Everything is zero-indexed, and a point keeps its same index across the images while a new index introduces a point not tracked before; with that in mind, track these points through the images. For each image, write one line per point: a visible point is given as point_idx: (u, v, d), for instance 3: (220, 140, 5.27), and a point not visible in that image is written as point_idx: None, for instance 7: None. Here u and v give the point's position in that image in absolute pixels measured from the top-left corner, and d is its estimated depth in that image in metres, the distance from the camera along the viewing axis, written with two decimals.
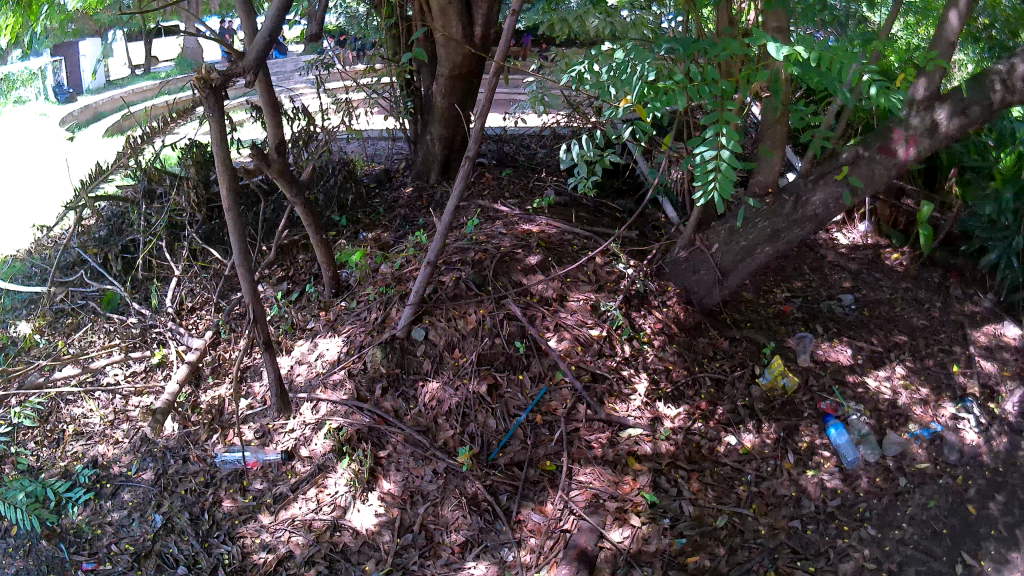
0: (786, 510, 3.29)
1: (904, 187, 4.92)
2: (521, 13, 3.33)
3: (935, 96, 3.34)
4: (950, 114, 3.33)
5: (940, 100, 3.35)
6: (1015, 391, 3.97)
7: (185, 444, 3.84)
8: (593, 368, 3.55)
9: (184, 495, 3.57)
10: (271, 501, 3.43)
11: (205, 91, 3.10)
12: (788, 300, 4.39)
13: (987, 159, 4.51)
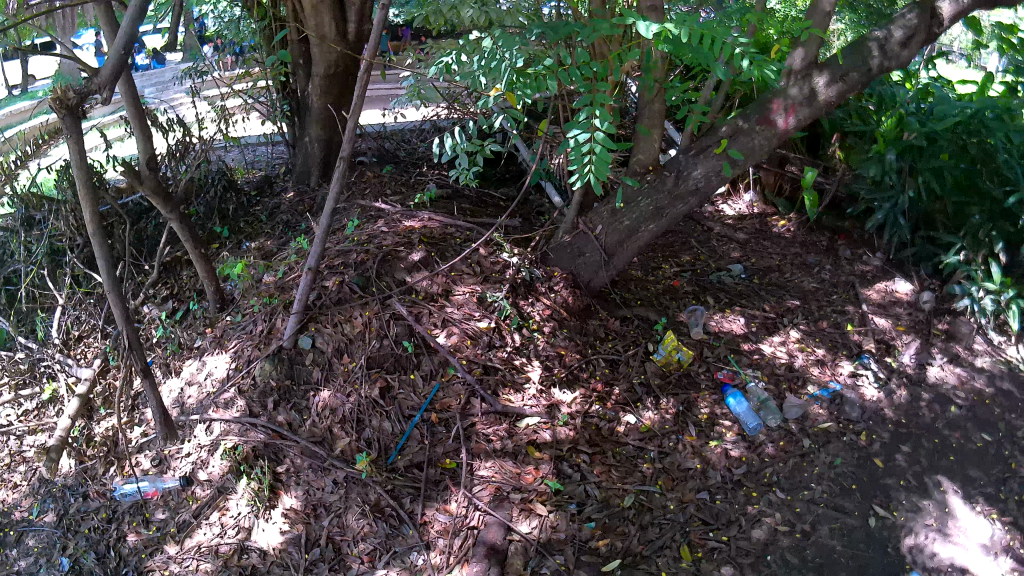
0: (693, 482, 3.28)
1: (787, 154, 4.97)
2: (390, 5, 3.21)
3: (812, 66, 3.44)
4: (828, 82, 3.39)
5: (818, 69, 3.42)
6: (910, 344, 4.06)
7: (84, 480, 3.65)
8: (483, 359, 3.49)
9: (88, 533, 3.40)
10: (175, 530, 3.28)
11: (63, 111, 2.88)
12: (677, 275, 4.40)
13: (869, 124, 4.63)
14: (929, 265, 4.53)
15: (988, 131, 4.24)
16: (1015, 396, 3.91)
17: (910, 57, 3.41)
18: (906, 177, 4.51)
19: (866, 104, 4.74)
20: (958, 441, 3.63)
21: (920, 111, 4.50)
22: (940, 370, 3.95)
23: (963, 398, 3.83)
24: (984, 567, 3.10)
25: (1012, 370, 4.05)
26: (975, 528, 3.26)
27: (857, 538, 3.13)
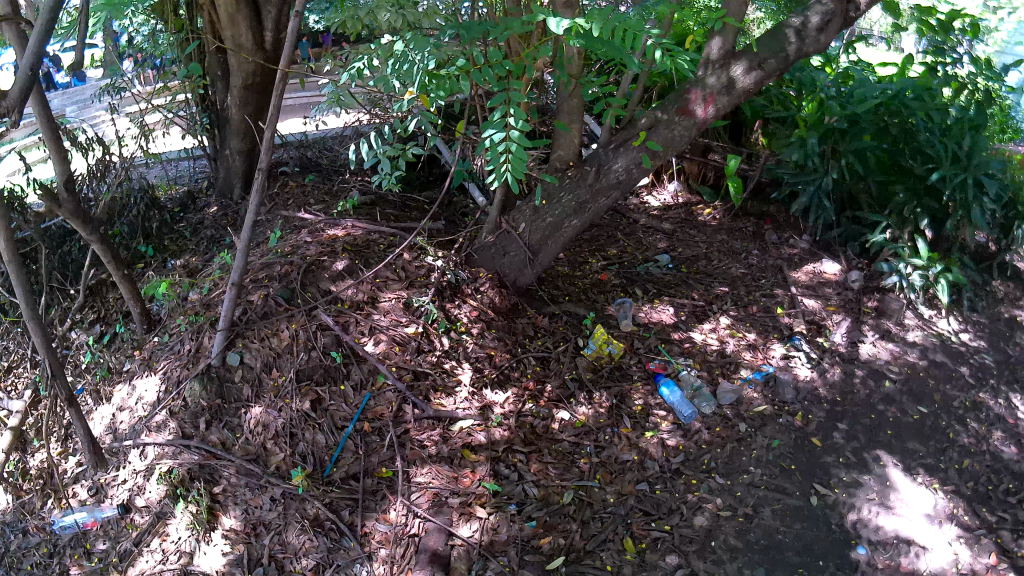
0: (631, 474, 3.29)
1: (710, 143, 5.03)
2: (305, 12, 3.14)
3: (730, 55, 3.41)
4: (746, 70, 3.39)
5: (735, 58, 3.41)
6: (840, 323, 4.12)
7: (22, 515, 3.56)
8: (413, 365, 3.47)
9: (30, 570, 3.33)
10: (117, 559, 3.20)
11: None
12: (605, 268, 4.39)
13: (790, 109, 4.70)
14: (856, 244, 4.60)
15: (908, 111, 4.31)
16: (946, 367, 3.99)
17: (828, 41, 3.44)
18: (828, 160, 4.57)
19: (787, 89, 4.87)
20: (895, 415, 3.69)
21: (840, 94, 4.57)
22: (872, 347, 4.03)
23: (896, 371, 3.91)
24: (928, 537, 3.18)
25: (943, 343, 4.13)
26: (917, 497, 3.33)
27: (799, 517, 3.17)
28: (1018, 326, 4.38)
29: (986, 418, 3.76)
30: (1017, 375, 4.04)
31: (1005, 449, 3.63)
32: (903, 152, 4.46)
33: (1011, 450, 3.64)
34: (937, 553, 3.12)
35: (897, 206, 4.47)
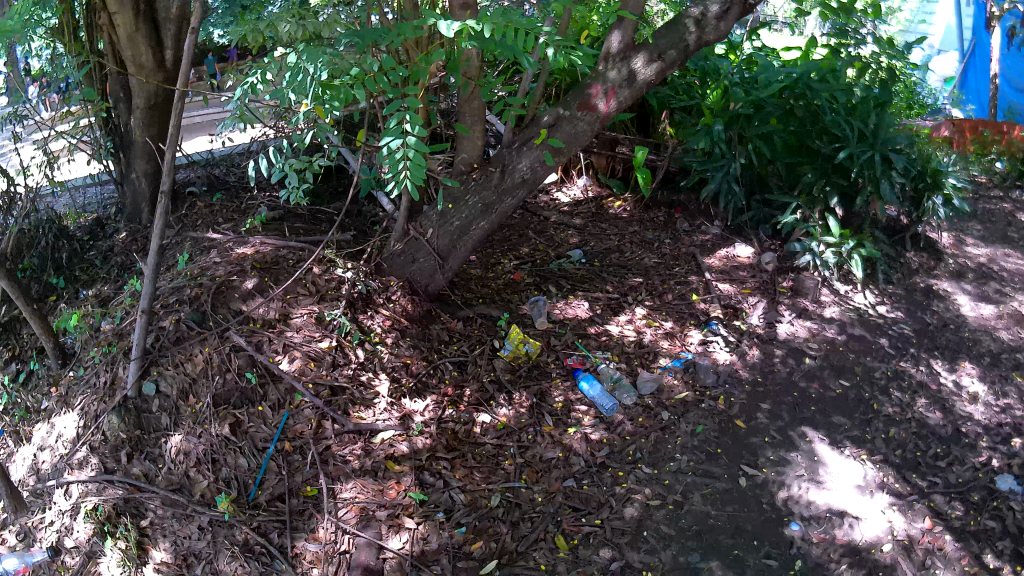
0: (557, 472, 3.27)
1: (617, 136, 5.06)
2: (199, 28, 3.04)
3: (629, 47, 3.43)
4: (646, 62, 3.41)
5: (635, 51, 3.43)
6: (756, 305, 4.18)
7: None
8: (329, 381, 3.40)
9: None
10: None
11: None
12: (517, 267, 4.36)
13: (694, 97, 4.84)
14: (768, 227, 4.68)
15: (812, 93, 4.53)
16: (865, 340, 4.09)
17: (728, 28, 3.50)
18: (735, 146, 4.65)
19: (689, 78, 4.99)
20: (818, 390, 3.75)
21: (744, 81, 4.73)
22: (789, 327, 4.10)
23: (816, 349, 3.98)
24: (861, 507, 3.22)
25: (861, 316, 4.26)
26: (847, 469, 3.37)
27: (729, 499, 3.18)
28: (933, 295, 4.56)
29: (907, 386, 3.85)
30: (934, 343, 4.18)
31: (929, 415, 3.71)
32: (810, 132, 4.65)
33: (934, 415, 3.71)
34: (871, 522, 3.16)
35: (806, 186, 4.60)
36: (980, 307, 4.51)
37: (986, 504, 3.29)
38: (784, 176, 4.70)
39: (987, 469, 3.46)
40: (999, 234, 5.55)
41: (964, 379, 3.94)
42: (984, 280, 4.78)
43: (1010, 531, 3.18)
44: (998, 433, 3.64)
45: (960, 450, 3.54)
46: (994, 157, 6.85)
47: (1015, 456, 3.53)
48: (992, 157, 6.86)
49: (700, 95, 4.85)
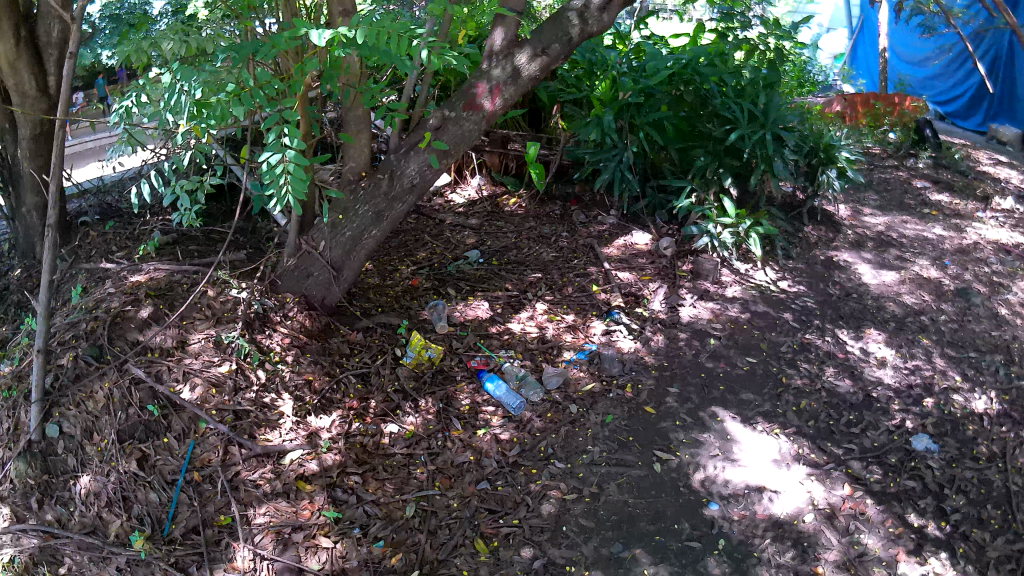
0: (470, 475, 3.25)
1: (509, 134, 5.20)
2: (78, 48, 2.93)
3: (512, 44, 3.35)
4: (529, 58, 3.33)
5: (518, 47, 3.34)
6: (657, 291, 4.27)
7: None
8: (233, 406, 3.28)
9: None
10: None
11: None
12: (414, 273, 4.30)
13: (583, 89, 4.93)
14: (663, 213, 4.81)
15: (701, 78, 4.64)
16: (770, 316, 4.18)
17: (611, 19, 3.32)
18: (626, 136, 4.75)
19: (576, 72, 5.05)
20: (725, 370, 3.78)
21: (632, 70, 4.84)
22: (692, 310, 4.15)
23: (720, 329, 4.03)
24: (779, 481, 3.25)
25: (763, 294, 4.34)
26: (761, 444, 3.41)
27: (647, 486, 3.18)
28: (834, 266, 4.78)
29: (814, 357, 3.93)
30: (838, 313, 4.31)
31: (839, 383, 3.80)
32: (700, 117, 4.76)
33: (845, 383, 3.80)
34: (790, 494, 3.20)
35: (699, 171, 4.74)
36: (879, 274, 4.76)
37: (904, 464, 3.42)
38: (677, 162, 4.84)
39: (901, 431, 3.59)
40: (893, 202, 6.13)
41: (871, 345, 4.08)
42: (885, 246, 5.15)
43: (929, 489, 3.32)
44: (908, 396, 3.78)
45: (873, 415, 3.64)
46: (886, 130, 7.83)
47: (926, 416, 3.68)
48: (885, 128, 7.89)
49: (588, 87, 4.93)
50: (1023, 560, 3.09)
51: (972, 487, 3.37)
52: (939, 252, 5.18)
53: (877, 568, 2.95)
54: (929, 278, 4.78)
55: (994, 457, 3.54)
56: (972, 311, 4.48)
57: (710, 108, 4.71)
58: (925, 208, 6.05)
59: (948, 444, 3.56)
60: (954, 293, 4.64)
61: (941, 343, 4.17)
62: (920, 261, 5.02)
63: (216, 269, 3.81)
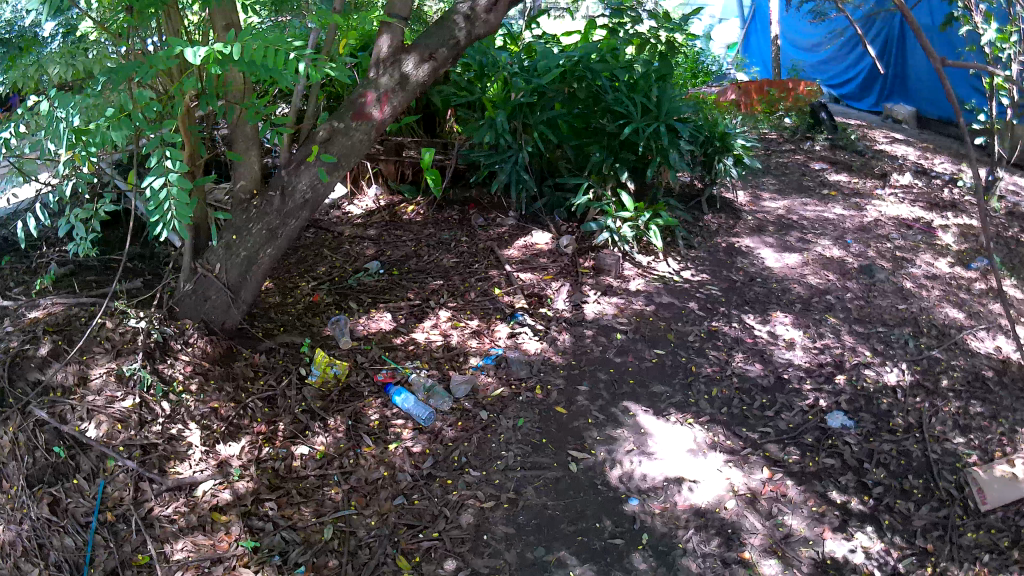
0: (385, 492, 3.09)
1: (403, 140, 5.11)
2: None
3: (399, 50, 3.27)
4: (418, 63, 3.26)
5: (405, 52, 3.26)
6: (560, 290, 4.29)
7: None
8: (139, 439, 3.03)
9: None
10: None
11: None
12: (315, 289, 4.12)
13: (474, 92, 4.85)
14: (563, 211, 4.95)
15: (592, 74, 4.65)
16: (676, 306, 4.27)
17: (499, 20, 3.33)
18: (519, 136, 4.80)
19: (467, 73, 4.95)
20: (634, 364, 3.81)
21: (523, 70, 4.78)
22: (596, 305, 4.21)
23: (625, 323, 4.07)
24: (696, 471, 3.25)
25: (667, 285, 4.47)
26: (675, 435, 3.42)
27: (565, 487, 3.13)
28: (736, 252, 5.01)
29: (722, 345, 4.01)
30: (743, 299, 4.45)
31: (748, 368, 3.86)
32: (594, 112, 4.85)
33: (756, 368, 3.87)
34: (709, 483, 3.20)
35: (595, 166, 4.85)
36: (783, 257, 5.01)
37: (821, 443, 3.47)
38: (573, 159, 4.95)
39: (816, 410, 3.66)
40: (792, 185, 6.62)
41: (779, 328, 4.20)
42: (784, 230, 5.45)
43: (848, 465, 3.38)
44: (820, 374, 3.88)
45: (786, 398, 3.71)
46: (782, 114, 8.87)
47: (840, 393, 3.76)
48: (781, 113, 8.90)
49: (480, 89, 4.86)
50: (948, 525, 3.18)
51: (891, 459, 3.45)
52: (840, 232, 5.45)
53: (804, 547, 2.97)
54: (832, 257, 5.01)
55: (910, 428, 3.62)
56: (877, 287, 4.69)
57: (603, 104, 4.78)
58: (822, 190, 6.50)
59: (863, 419, 3.63)
60: (859, 270, 4.85)
61: (848, 320, 4.33)
62: (823, 242, 5.28)
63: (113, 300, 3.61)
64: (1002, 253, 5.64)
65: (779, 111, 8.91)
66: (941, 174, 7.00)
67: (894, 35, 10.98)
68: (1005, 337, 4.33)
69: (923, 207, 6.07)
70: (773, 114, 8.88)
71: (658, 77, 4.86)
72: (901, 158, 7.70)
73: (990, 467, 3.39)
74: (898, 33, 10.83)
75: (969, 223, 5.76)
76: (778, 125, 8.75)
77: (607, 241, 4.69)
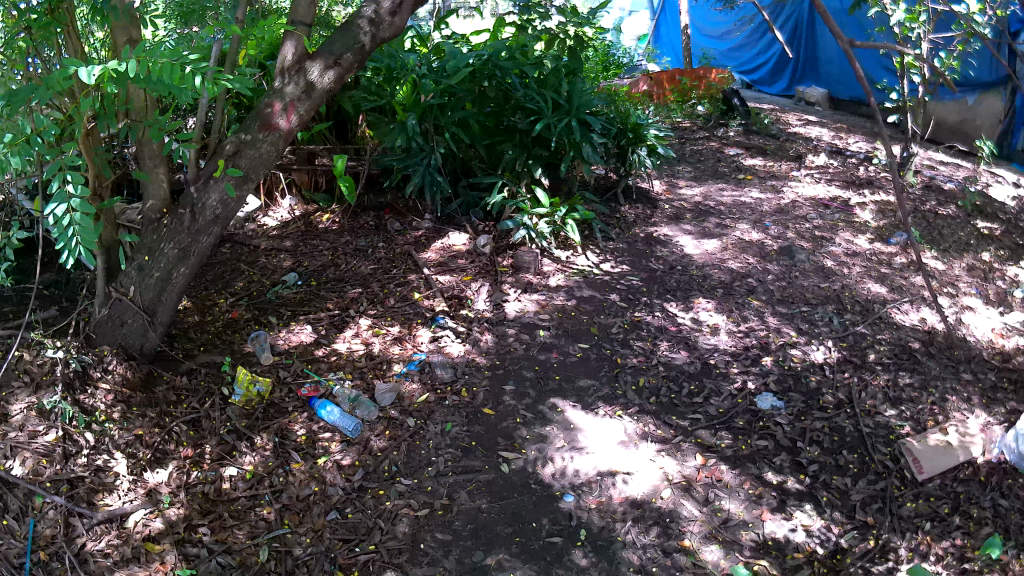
0: (317, 508, 2.98)
1: (314, 149, 5.10)
2: None
3: (304, 56, 3.20)
4: (323, 69, 3.18)
5: (310, 59, 3.19)
6: (479, 290, 4.32)
7: None
8: (66, 473, 2.85)
9: None
10: None
11: None
12: (234, 305, 4.00)
13: (384, 96, 4.81)
14: (478, 211, 4.97)
15: (502, 72, 4.70)
16: (597, 299, 4.36)
17: (405, 23, 3.25)
18: (431, 137, 4.79)
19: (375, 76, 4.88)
20: (559, 359, 3.85)
21: (432, 71, 4.75)
22: (517, 303, 4.26)
23: (547, 319, 4.14)
24: (629, 462, 3.25)
25: (586, 278, 4.58)
26: (605, 428, 3.43)
27: (499, 489, 3.09)
28: (655, 242, 5.14)
29: (646, 334, 4.10)
30: (664, 288, 4.56)
31: (674, 356, 3.94)
32: (505, 110, 4.89)
33: (681, 355, 3.94)
34: (643, 473, 3.20)
35: (508, 164, 4.96)
36: (701, 243, 5.19)
37: (753, 426, 3.50)
38: (486, 158, 5.03)
39: (744, 393, 3.70)
40: (708, 172, 6.85)
41: (702, 315, 4.30)
42: (703, 217, 5.66)
43: (782, 445, 3.41)
44: (746, 357, 3.95)
45: (714, 382, 3.76)
46: (695, 104, 9.14)
47: (767, 374, 3.83)
48: (693, 103, 9.17)
49: (390, 93, 4.80)
50: (886, 497, 3.21)
51: (824, 437, 3.48)
52: (758, 216, 5.74)
53: (744, 531, 2.97)
54: (751, 241, 5.23)
55: (841, 404, 3.68)
56: (798, 267, 4.90)
57: (514, 101, 4.81)
58: (738, 176, 6.76)
59: (793, 399, 3.69)
60: (778, 252, 5.07)
61: (771, 302, 4.46)
62: (742, 226, 5.52)
63: (28, 330, 3.46)
64: (920, 226, 5.81)
65: (692, 99, 9.23)
66: (855, 153, 7.52)
67: (804, 20, 11.90)
68: (928, 308, 4.54)
69: (839, 185, 6.52)
70: (685, 104, 9.13)
71: (567, 72, 5.05)
72: (814, 139, 8.24)
73: (924, 437, 3.45)
74: (808, 18, 11.81)
75: (886, 199, 6.20)
76: (689, 114, 8.91)
77: (522, 238, 4.79)
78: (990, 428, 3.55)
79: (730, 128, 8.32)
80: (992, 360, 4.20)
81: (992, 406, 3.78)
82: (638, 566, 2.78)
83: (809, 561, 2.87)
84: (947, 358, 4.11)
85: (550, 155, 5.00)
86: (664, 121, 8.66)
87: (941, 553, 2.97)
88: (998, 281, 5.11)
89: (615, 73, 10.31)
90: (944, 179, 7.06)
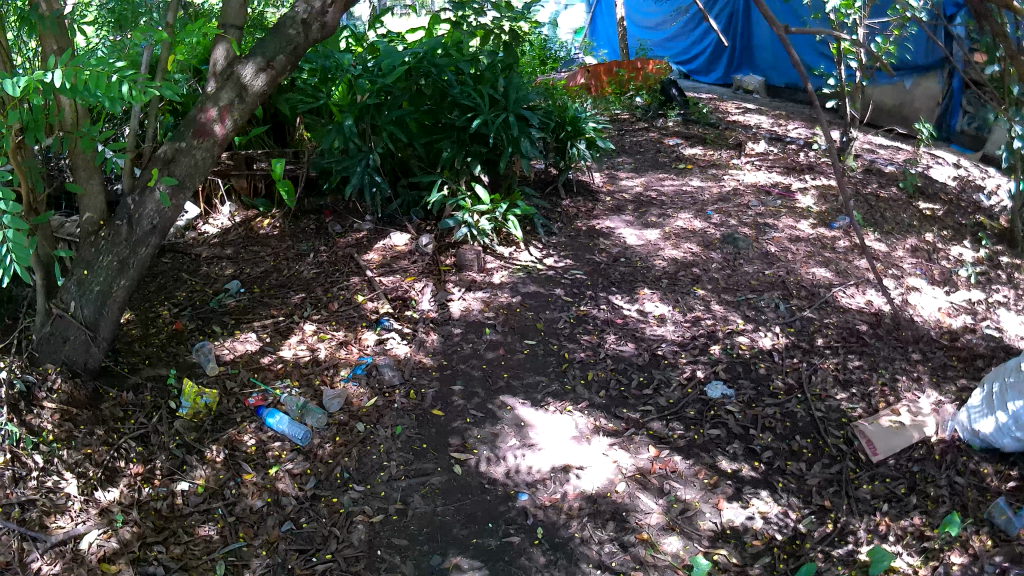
0: (271, 519, 2.91)
1: (252, 153, 5.01)
2: None
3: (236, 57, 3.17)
4: (256, 70, 3.16)
5: (244, 59, 3.16)
6: (423, 290, 4.30)
7: None
8: (14, 498, 2.72)
9: None
10: None
11: None
12: (177, 316, 3.93)
13: (319, 98, 4.77)
14: (418, 209, 5.03)
15: (437, 70, 4.68)
16: (541, 295, 4.36)
17: (336, 22, 3.21)
18: (368, 139, 4.79)
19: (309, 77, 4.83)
20: (506, 357, 3.84)
21: (367, 70, 4.72)
22: (462, 302, 4.24)
23: (492, 317, 4.12)
24: (582, 457, 3.25)
25: (529, 274, 4.58)
26: (556, 424, 3.42)
27: (452, 490, 3.07)
28: (597, 234, 5.15)
29: (592, 328, 4.10)
30: (609, 281, 4.56)
31: (622, 349, 3.94)
32: (441, 108, 4.86)
33: (629, 347, 3.95)
34: (596, 467, 3.20)
35: (446, 162, 4.97)
36: (643, 234, 5.20)
37: (704, 415, 3.51)
38: (424, 158, 5.03)
39: (694, 382, 3.72)
40: (648, 162, 6.89)
41: (647, 306, 4.31)
42: (644, 207, 5.69)
43: (734, 433, 3.42)
44: (693, 347, 3.97)
45: (663, 372, 3.78)
46: (632, 95, 9.12)
47: (716, 362, 3.84)
48: (631, 94, 9.13)
49: (325, 94, 4.77)
50: (842, 481, 3.23)
51: (777, 423, 3.50)
52: (700, 205, 5.77)
53: (702, 520, 2.98)
54: (692, 229, 5.27)
55: (791, 389, 3.71)
56: (742, 254, 4.94)
57: (450, 100, 4.81)
58: (678, 165, 6.79)
59: (743, 386, 3.70)
60: (721, 240, 5.10)
61: (716, 290, 4.49)
62: (683, 216, 5.55)
63: None
64: (862, 208, 5.88)
65: (629, 91, 9.20)
66: (793, 140, 7.59)
67: (739, 10, 12.09)
68: (873, 290, 4.62)
69: (779, 172, 6.61)
70: (623, 96, 9.12)
71: (503, 67, 4.99)
72: (753, 126, 8.33)
73: (877, 419, 3.49)
74: (744, 7, 11.98)
75: (826, 183, 6.30)
76: (627, 105, 8.89)
77: (464, 235, 4.79)
78: (942, 407, 3.62)
79: (669, 119, 8.34)
80: (940, 339, 4.25)
81: (941, 384, 3.84)
82: (598, 561, 2.77)
83: (769, 547, 2.89)
84: (894, 339, 4.17)
85: (487, 152, 5.02)
86: (602, 114, 8.58)
87: (900, 533, 3.00)
88: (941, 261, 5.21)
89: (550, 67, 10.23)
90: (882, 161, 7.17)
